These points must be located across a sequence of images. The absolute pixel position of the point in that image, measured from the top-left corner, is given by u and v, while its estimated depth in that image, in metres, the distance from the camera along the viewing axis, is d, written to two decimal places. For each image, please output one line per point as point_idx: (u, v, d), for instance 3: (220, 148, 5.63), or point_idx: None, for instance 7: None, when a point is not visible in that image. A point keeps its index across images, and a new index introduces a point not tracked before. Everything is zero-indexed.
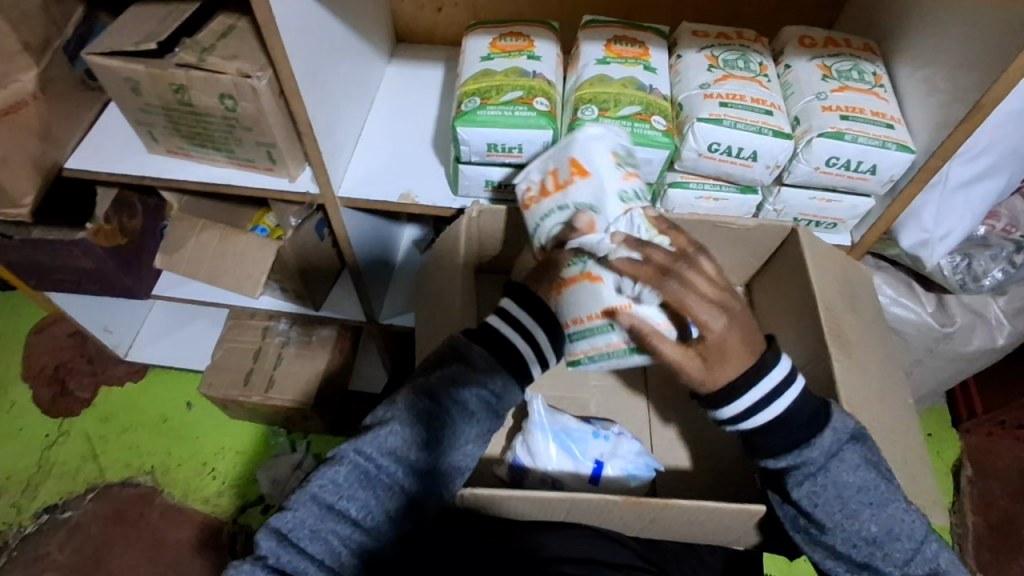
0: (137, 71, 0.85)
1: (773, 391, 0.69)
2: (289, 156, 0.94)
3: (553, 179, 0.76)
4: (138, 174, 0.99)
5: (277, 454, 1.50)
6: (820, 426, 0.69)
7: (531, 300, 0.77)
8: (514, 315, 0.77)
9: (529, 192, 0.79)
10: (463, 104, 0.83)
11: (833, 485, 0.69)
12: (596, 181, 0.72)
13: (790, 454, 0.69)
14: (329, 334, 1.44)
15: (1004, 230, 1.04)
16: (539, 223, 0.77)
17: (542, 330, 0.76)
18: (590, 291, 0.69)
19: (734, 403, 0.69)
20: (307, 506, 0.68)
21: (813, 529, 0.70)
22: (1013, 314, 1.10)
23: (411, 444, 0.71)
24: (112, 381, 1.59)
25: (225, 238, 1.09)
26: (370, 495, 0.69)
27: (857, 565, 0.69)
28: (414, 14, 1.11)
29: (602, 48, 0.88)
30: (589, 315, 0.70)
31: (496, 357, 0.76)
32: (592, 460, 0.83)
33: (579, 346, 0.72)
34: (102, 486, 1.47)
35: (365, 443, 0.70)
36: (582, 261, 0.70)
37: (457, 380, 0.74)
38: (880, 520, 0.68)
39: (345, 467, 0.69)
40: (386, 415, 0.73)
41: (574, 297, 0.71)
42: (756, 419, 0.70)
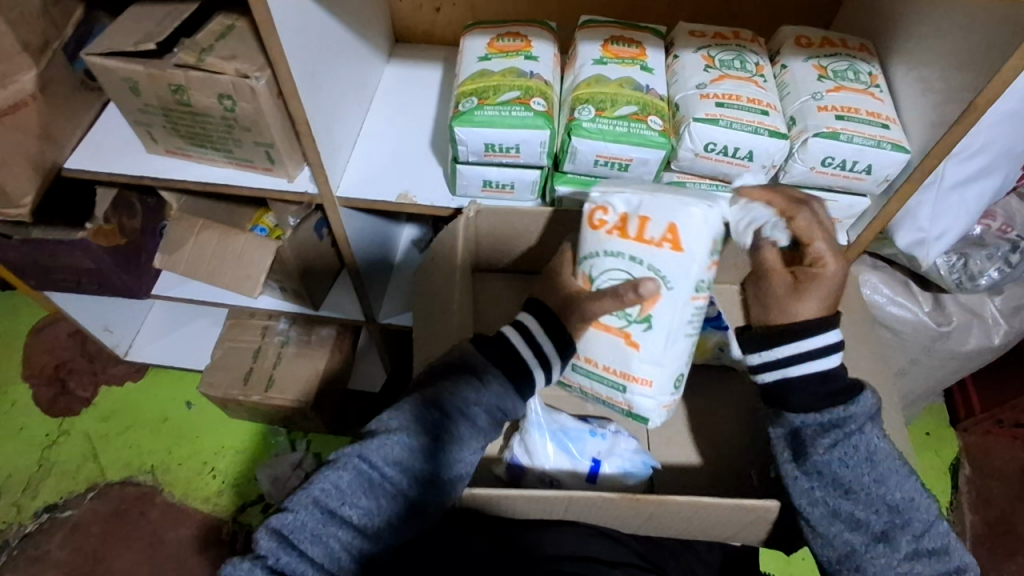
0: (136, 72, 0.85)
1: (829, 348, 0.71)
2: (288, 156, 0.95)
3: (640, 225, 0.74)
4: (137, 174, 0.99)
5: (277, 454, 1.50)
6: (855, 394, 0.70)
7: (552, 326, 0.78)
8: (533, 333, 0.79)
9: (604, 217, 0.75)
10: (461, 104, 0.83)
11: (865, 450, 0.69)
12: (683, 264, 0.73)
13: (831, 411, 0.70)
14: (328, 334, 1.44)
15: (1000, 229, 1.04)
16: (601, 254, 0.76)
17: (559, 361, 0.78)
18: (619, 351, 0.80)
19: (794, 341, 0.72)
20: (309, 509, 0.68)
21: (836, 500, 0.70)
22: (1010, 314, 1.11)
23: (416, 454, 0.72)
24: (112, 380, 1.59)
25: (224, 238, 1.09)
26: (373, 502, 0.70)
27: (874, 536, 0.69)
28: (412, 14, 1.11)
29: (599, 48, 0.88)
30: (605, 365, 0.81)
31: (510, 376, 0.77)
32: (590, 459, 0.84)
33: (580, 376, 0.85)
34: (102, 485, 1.47)
35: (370, 450, 0.71)
36: (628, 323, 0.77)
37: (464, 393, 0.75)
38: (902, 488, 0.69)
39: (348, 473, 0.70)
40: (391, 423, 0.73)
41: (603, 344, 0.80)
42: (809, 367, 0.71)
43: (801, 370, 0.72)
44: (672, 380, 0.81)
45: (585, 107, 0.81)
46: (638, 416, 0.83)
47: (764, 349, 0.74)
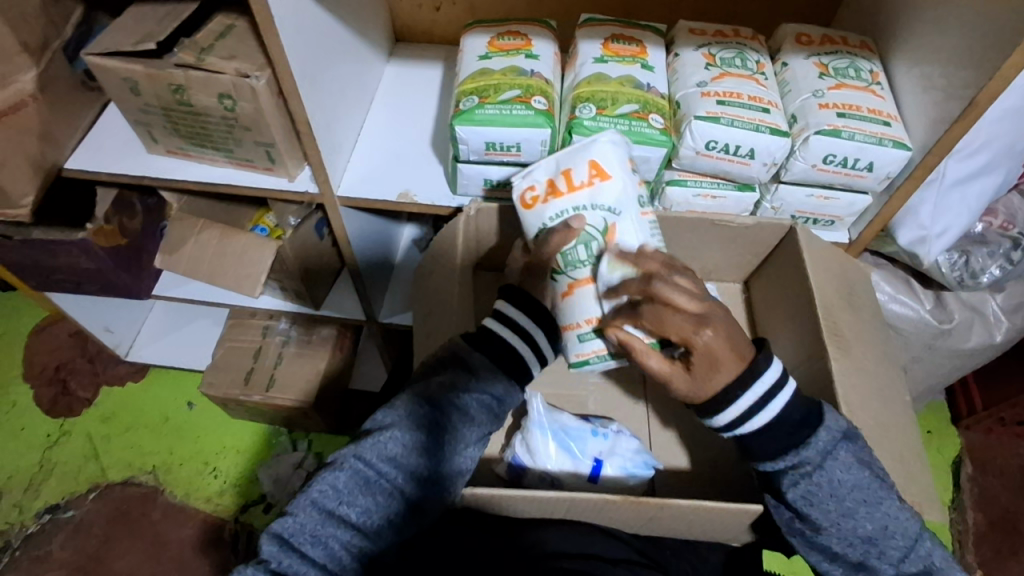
0: (136, 72, 0.85)
1: (752, 408, 0.69)
2: (289, 156, 0.95)
3: (565, 179, 0.75)
4: (138, 174, 0.99)
5: (278, 453, 1.50)
6: (809, 433, 0.70)
7: (526, 300, 0.79)
8: (512, 318, 0.79)
9: (534, 192, 0.77)
10: (461, 104, 0.83)
11: (829, 485, 0.69)
12: (618, 187, 0.75)
13: (784, 458, 0.70)
14: (329, 333, 1.44)
15: (1002, 226, 1.04)
16: (548, 222, 0.76)
17: (542, 330, 0.79)
18: (606, 295, 0.74)
19: (716, 418, 0.71)
20: (308, 511, 0.69)
21: (811, 534, 0.71)
22: (1012, 311, 1.11)
23: (411, 449, 0.72)
24: (112, 381, 1.59)
25: (225, 238, 1.09)
26: (371, 500, 0.70)
27: (851, 565, 0.70)
28: (412, 13, 1.11)
29: (599, 46, 0.88)
30: (604, 315, 0.74)
31: (501, 365, 0.77)
32: (592, 459, 0.83)
33: (590, 345, 0.76)
34: (103, 486, 1.47)
35: (365, 449, 0.71)
36: (601, 259, 0.74)
37: (457, 386, 0.75)
38: (875, 519, 0.68)
39: (345, 473, 0.70)
40: (386, 421, 0.74)
41: (589, 293, 0.74)
42: (744, 429, 0.70)
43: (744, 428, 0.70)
44: None
45: (585, 106, 0.81)
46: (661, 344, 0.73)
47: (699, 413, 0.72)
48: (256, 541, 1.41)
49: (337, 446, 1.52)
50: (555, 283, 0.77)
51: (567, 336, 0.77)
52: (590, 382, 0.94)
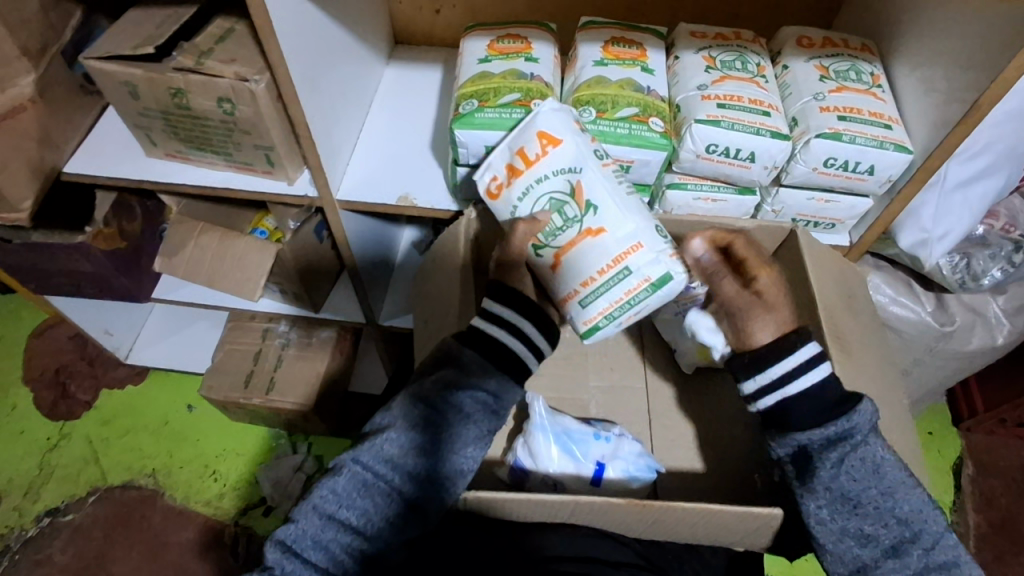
0: (135, 75, 0.85)
1: (813, 360, 0.71)
2: (288, 159, 0.95)
3: (522, 157, 0.78)
4: (136, 178, 0.99)
5: (278, 456, 1.50)
6: (854, 404, 0.70)
7: (514, 297, 0.78)
8: (500, 315, 0.77)
9: (497, 180, 0.80)
10: (461, 107, 0.83)
11: (871, 461, 0.69)
12: (570, 149, 0.76)
13: (833, 425, 0.69)
14: (328, 336, 1.44)
15: (1004, 229, 1.03)
16: (518, 203, 0.79)
17: (530, 323, 0.78)
18: (596, 251, 0.75)
19: (783, 362, 0.71)
20: (309, 516, 0.69)
21: (846, 517, 0.69)
22: (1013, 313, 1.10)
23: (407, 450, 0.71)
24: (112, 384, 1.59)
25: (224, 241, 1.09)
26: (370, 503, 0.69)
27: (884, 551, 0.69)
28: (412, 16, 1.11)
29: (599, 49, 0.88)
30: (598, 272, 0.75)
31: (491, 362, 0.76)
32: (594, 462, 0.83)
33: (595, 308, 0.76)
34: (103, 489, 1.47)
35: (362, 451, 0.71)
36: (580, 221, 0.76)
37: (450, 384, 0.74)
38: (911, 501, 0.69)
39: (344, 477, 0.70)
40: (383, 423, 0.74)
41: (580, 256, 0.76)
42: (797, 385, 0.71)
43: (795, 388, 0.71)
44: (654, 233, 0.76)
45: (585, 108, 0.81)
46: (663, 282, 0.75)
47: (758, 372, 0.73)
48: (256, 544, 1.40)
49: (337, 449, 1.52)
50: (543, 256, 0.79)
51: (568, 308, 0.78)
52: (590, 386, 0.94)
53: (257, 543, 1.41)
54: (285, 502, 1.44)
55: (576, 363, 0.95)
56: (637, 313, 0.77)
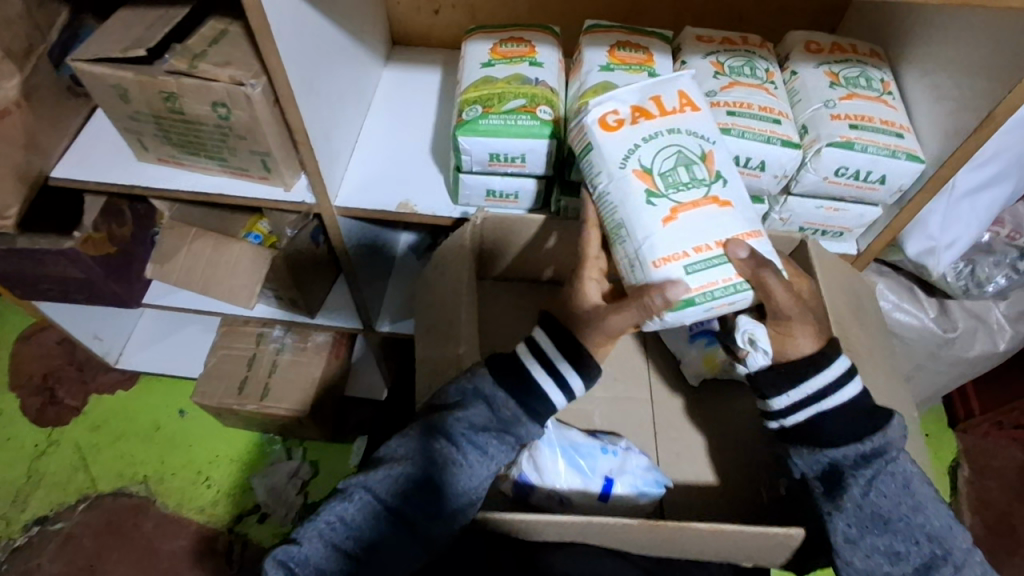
0: (125, 78, 0.82)
1: (849, 374, 0.72)
2: (285, 164, 0.92)
3: (656, 104, 0.70)
4: (127, 183, 0.96)
5: (273, 462, 1.48)
6: (886, 418, 0.71)
7: (566, 336, 0.74)
8: (541, 348, 0.74)
9: (619, 115, 0.69)
10: (464, 113, 0.81)
11: (901, 477, 0.69)
12: (707, 123, 0.71)
13: (868, 440, 0.70)
14: (324, 340, 1.41)
15: (1009, 236, 1.03)
16: (639, 143, 0.68)
17: (567, 365, 0.73)
18: (713, 220, 0.67)
19: (821, 375, 0.71)
20: (314, 543, 0.68)
21: (876, 533, 0.68)
22: (1015, 319, 1.10)
23: (419, 484, 0.70)
24: (102, 389, 1.56)
25: (218, 248, 1.07)
26: (376, 535, 0.69)
27: (913, 568, 0.68)
28: (410, 16, 1.09)
29: (605, 53, 0.86)
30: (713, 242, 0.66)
31: (515, 396, 0.73)
32: (602, 477, 0.81)
33: (699, 278, 0.65)
34: (94, 497, 1.44)
35: (375, 480, 0.70)
36: (707, 184, 0.67)
37: (469, 416, 0.72)
38: (940, 517, 0.69)
39: (353, 505, 0.69)
40: (398, 450, 0.72)
41: (699, 219, 0.66)
42: (835, 398, 0.72)
43: (831, 402, 0.72)
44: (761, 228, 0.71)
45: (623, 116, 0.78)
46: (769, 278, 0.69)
47: (792, 387, 0.72)
48: (251, 551, 1.38)
49: (333, 454, 1.49)
50: (648, 209, 0.67)
51: (668, 270, 0.65)
52: (595, 397, 0.92)
53: (252, 551, 1.38)
54: (280, 509, 1.42)
55: None
56: (731, 302, 0.68)
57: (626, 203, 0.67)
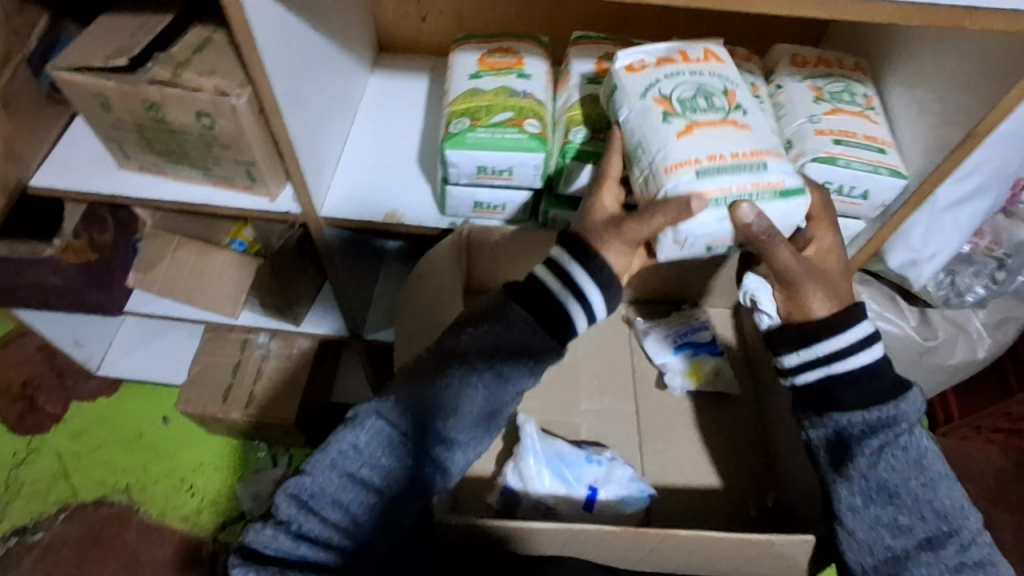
0: (107, 87, 0.80)
1: (869, 339, 0.69)
2: (270, 174, 0.91)
3: (681, 52, 0.73)
4: (109, 192, 0.94)
5: (258, 469, 1.46)
6: (903, 391, 0.69)
7: (586, 259, 0.67)
8: (565, 269, 0.67)
9: (644, 61, 0.72)
10: (451, 125, 0.80)
11: (914, 452, 0.68)
12: (732, 70, 0.73)
13: (878, 408, 0.68)
14: (308, 347, 1.38)
15: (988, 247, 1.05)
16: (660, 79, 0.70)
17: (594, 290, 0.67)
18: (731, 138, 0.67)
19: (836, 338, 0.68)
20: (328, 474, 0.63)
21: (881, 505, 0.68)
22: (994, 327, 1.12)
23: (438, 409, 0.66)
24: (83, 396, 1.53)
25: (203, 256, 1.06)
26: (393, 463, 0.64)
27: (918, 543, 0.67)
28: (397, 23, 1.09)
29: (593, 66, 0.86)
30: (731, 156, 0.65)
31: (541, 320, 0.67)
32: (586, 486, 0.80)
33: (711, 183, 0.64)
34: (75, 506, 1.42)
35: (389, 407, 0.66)
36: (727, 111, 0.68)
37: (492, 342, 0.67)
38: (950, 495, 0.68)
39: (366, 433, 0.64)
40: (412, 374, 0.67)
41: (716, 135, 0.66)
42: (851, 362, 0.68)
43: (846, 366, 0.69)
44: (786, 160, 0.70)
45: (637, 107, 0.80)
46: (794, 194, 0.66)
47: (803, 347, 0.70)
48: None
49: None
50: (665, 127, 0.67)
51: (678, 176, 0.64)
52: (582, 410, 0.91)
53: None
54: None
55: (567, 385, 0.92)
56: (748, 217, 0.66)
57: (644, 124, 0.68)
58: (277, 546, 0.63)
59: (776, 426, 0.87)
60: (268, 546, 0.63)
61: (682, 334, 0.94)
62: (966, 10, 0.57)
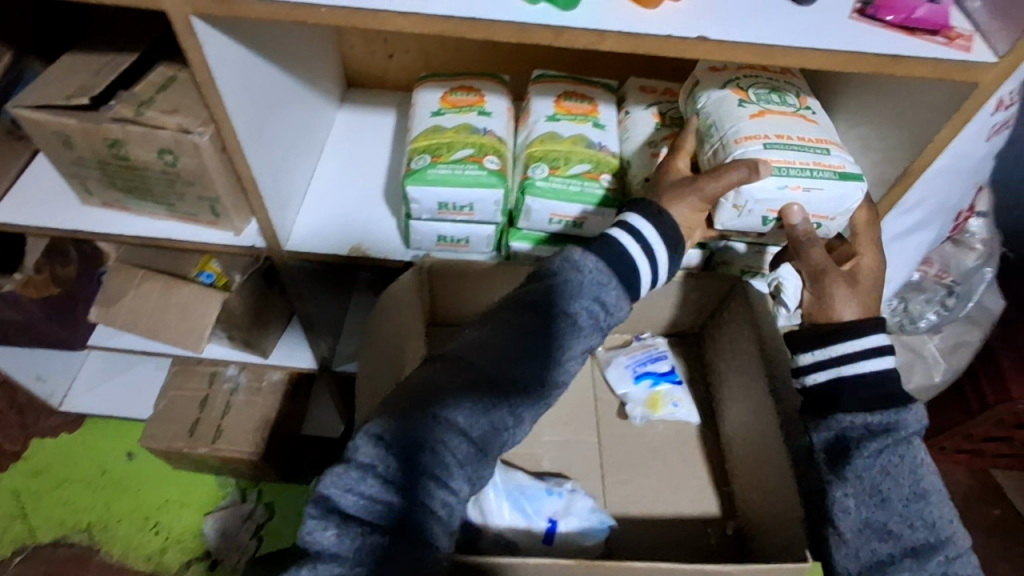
0: (68, 125, 0.80)
1: (881, 350, 0.71)
2: (234, 210, 0.91)
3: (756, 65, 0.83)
4: (70, 228, 0.94)
5: (225, 504, 1.43)
6: (906, 403, 0.71)
7: (659, 217, 0.72)
8: (635, 229, 0.72)
9: (723, 64, 0.82)
10: (413, 162, 0.82)
11: (910, 461, 0.69)
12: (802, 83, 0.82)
13: (881, 414, 0.70)
14: (279, 379, 1.37)
15: (937, 274, 1.10)
16: (739, 78, 0.80)
17: (663, 249, 0.71)
18: (800, 127, 0.75)
19: (848, 342, 0.71)
20: (415, 415, 0.61)
21: (872, 510, 0.69)
22: (949, 352, 1.15)
23: (520, 351, 0.65)
24: (44, 433, 1.50)
25: (166, 290, 1.05)
26: (480, 404, 0.63)
27: (903, 549, 0.68)
28: (365, 59, 1.11)
29: (552, 104, 0.89)
30: (796, 140, 0.74)
31: (614, 268, 0.70)
32: (546, 519, 0.80)
33: (779, 153, 0.71)
34: (32, 547, 1.38)
35: (472, 351, 0.65)
36: (797, 107, 0.77)
37: (567, 286, 0.68)
38: (940, 508, 0.69)
39: (451, 374, 0.63)
40: (488, 320, 0.68)
41: (786, 121, 0.75)
42: (861, 367, 0.71)
43: (855, 370, 0.71)
44: None
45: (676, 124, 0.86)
46: (852, 178, 0.73)
47: (818, 347, 0.73)
48: None
49: (287, 495, 1.45)
50: (741, 108, 0.75)
51: (748, 146, 0.72)
52: (545, 441, 0.92)
53: None
54: (233, 554, 1.38)
55: None
56: (807, 188, 0.72)
57: (720, 107, 0.77)
58: (355, 492, 0.58)
59: (739, 454, 0.88)
60: (343, 494, 0.58)
61: (641, 363, 0.95)
62: (893, 57, 0.60)
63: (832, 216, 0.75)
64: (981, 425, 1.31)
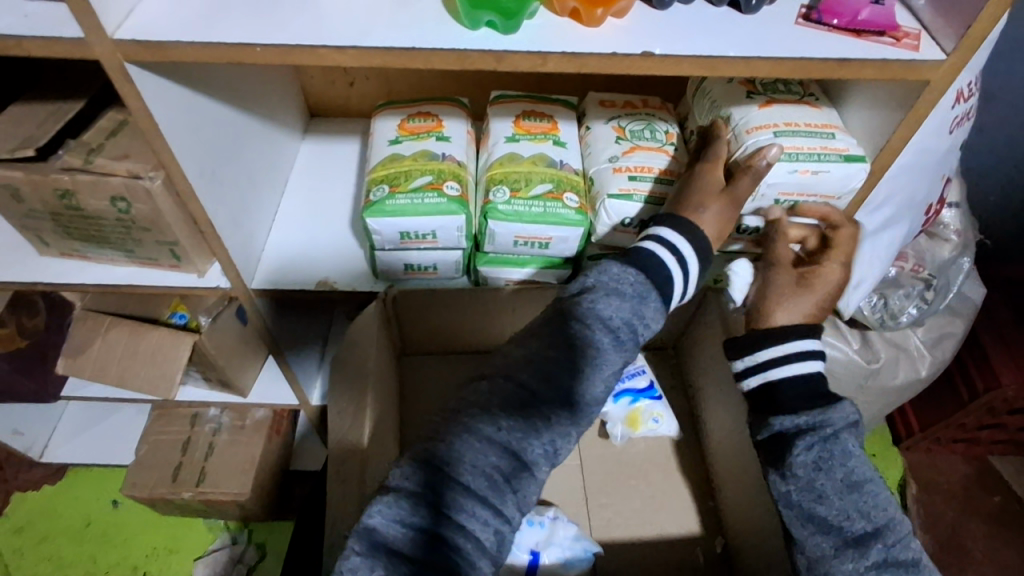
0: (16, 177, 0.78)
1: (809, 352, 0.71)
2: (194, 252, 0.87)
3: None
4: (29, 281, 0.92)
5: (215, 548, 1.40)
6: (834, 400, 0.69)
7: (689, 230, 0.71)
8: (665, 239, 0.71)
9: None
10: (372, 193, 0.81)
11: (841, 453, 0.67)
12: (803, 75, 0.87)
13: (807, 414, 0.69)
14: (263, 416, 1.35)
15: (914, 269, 1.08)
16: None
17: (698, 266, 0.72)
18: (807, 112, 0.79)
19: (774, 347, 0.71)
20: (463, 438, 0.59)
21: (810, 504, 0.67)
22: (933, 345, 1.14)
23: (566, 368, 0.63)
24: (25, 486, 1.46)
25: (135, 335, 1.03)
26: (526, 425, 0.61)
27: (845, 541, 0.65)
28: (326, 89, 1.10)
29: (511, 124, 0.88)
30: (803, 127, 0.77)
31: (651, 279, 0.68)
32: (527, 551, 0.79)
33: (788, 141, 0.75)
34: None
35: (518, 369, 0.63)
36: (802, 97, 0.81)
37: (604, 299, 0.66)
38: (877, 499, 0.66)
39: (499, 397, 0.61)
40: (530, 335, 0.66)
41: (792, 110, 0.78)
42: (785, 371, 0.71)
43: (781, 374, 0.71)
44: None
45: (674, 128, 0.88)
46: (857, 159, 0.75)
47: (747, 353, 0.73)
48: None
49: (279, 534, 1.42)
50: (749, 101, 0.80)
51: (759, 135, 0.76)
52: None
53: None
54: None
55: None
56: (815, 172, 0.75)
57: (729, 98, 0.81)
58: (401, 521, 0.56)
59: (721, 469, 0.90)
60: (389, 523, 0.56)
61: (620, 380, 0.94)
62: (840, 62, 0.60)
63: (838, 196, 0.78)
64: (973, 415, 1.29)
